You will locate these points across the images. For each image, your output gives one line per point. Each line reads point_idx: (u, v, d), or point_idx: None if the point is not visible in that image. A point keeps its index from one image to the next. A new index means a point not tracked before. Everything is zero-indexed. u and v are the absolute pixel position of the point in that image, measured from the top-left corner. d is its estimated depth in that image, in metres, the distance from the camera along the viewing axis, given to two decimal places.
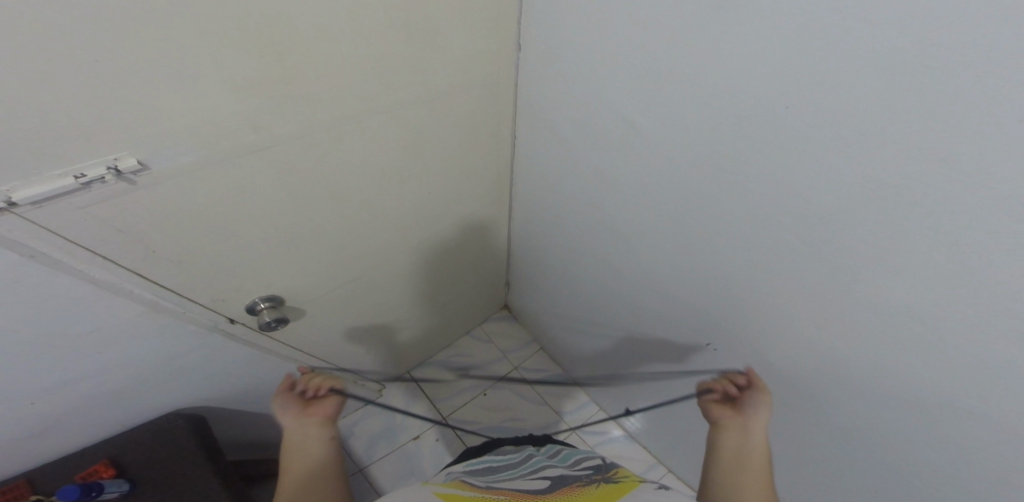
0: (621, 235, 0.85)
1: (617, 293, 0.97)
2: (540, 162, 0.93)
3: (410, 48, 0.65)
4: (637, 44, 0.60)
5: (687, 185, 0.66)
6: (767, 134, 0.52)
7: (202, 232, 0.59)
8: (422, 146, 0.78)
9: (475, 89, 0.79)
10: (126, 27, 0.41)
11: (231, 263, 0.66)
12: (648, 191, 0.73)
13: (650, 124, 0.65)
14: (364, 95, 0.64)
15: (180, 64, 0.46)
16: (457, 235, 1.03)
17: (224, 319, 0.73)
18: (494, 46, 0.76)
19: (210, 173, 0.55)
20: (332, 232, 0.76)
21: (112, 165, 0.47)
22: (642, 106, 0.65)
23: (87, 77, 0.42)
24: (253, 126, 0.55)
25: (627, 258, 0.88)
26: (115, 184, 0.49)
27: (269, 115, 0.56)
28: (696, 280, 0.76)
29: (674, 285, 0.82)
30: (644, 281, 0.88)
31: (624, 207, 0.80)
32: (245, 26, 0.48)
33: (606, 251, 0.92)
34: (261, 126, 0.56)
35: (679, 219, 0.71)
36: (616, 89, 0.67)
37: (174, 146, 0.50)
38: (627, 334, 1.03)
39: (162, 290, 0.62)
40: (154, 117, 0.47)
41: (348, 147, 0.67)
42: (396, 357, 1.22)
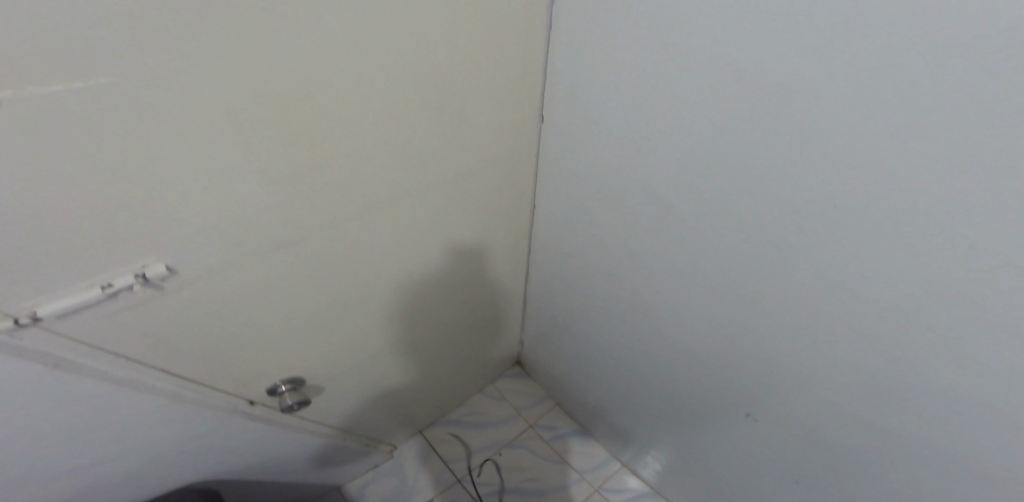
0: (649, 307, 0.82)
1: (643, 359, 0.93)
2: (560, 229, 0.91)
3: (433, 131, 0.64)
4: (668, 130, 0.58)
5: (724, 269, 0.63)
6: (823, 228, 0.49)
7: (224, 324, 0.58)
8: (443, 218, 0.77)
9: (497, 162, 0.78)
10: (163, 138, 0.40)
11: (254, 350, 0.64)
12: (679, 267, 0.70)
13: (681, 207, 0.63)
14: (392, 179, 0.63)
15: (212, 173, 0.45)
16: (474, 297, 1.01)
17: (243, 401, 0.70)
18: (518, 119, 0.76)
19: (236, 271, 0.54)
20: (352, 310, 0.74)
21: (140, 274, 0.46)
22: (670, 188, 0.63)
23: (122, 191, 0.41)
24: (281, 221, 0.54)
25: (656, 328, 0.84)
26: (142, 291, 0.48)
27: (295, 209, 0.55)
28: (734, 355, 0.72)
29: (707, 359, 0.77)
30: (674, 352, 0.84)
31: (651, 281, 0.78)
32: (276, 130, 0.47)
33: (631, 319, 0.89)
34: (288, 220, 0.55)
35: (715, 298, 0.68)
36: (645, 167, 0.65)
37: (203, 248, 0.49)
38: (654, 400, 0.98)
39: (183, 380, 0.60)
40: (185, 223, 0.47)
41: (372, 228, 0.66)
42: (411, 419, 1.17)
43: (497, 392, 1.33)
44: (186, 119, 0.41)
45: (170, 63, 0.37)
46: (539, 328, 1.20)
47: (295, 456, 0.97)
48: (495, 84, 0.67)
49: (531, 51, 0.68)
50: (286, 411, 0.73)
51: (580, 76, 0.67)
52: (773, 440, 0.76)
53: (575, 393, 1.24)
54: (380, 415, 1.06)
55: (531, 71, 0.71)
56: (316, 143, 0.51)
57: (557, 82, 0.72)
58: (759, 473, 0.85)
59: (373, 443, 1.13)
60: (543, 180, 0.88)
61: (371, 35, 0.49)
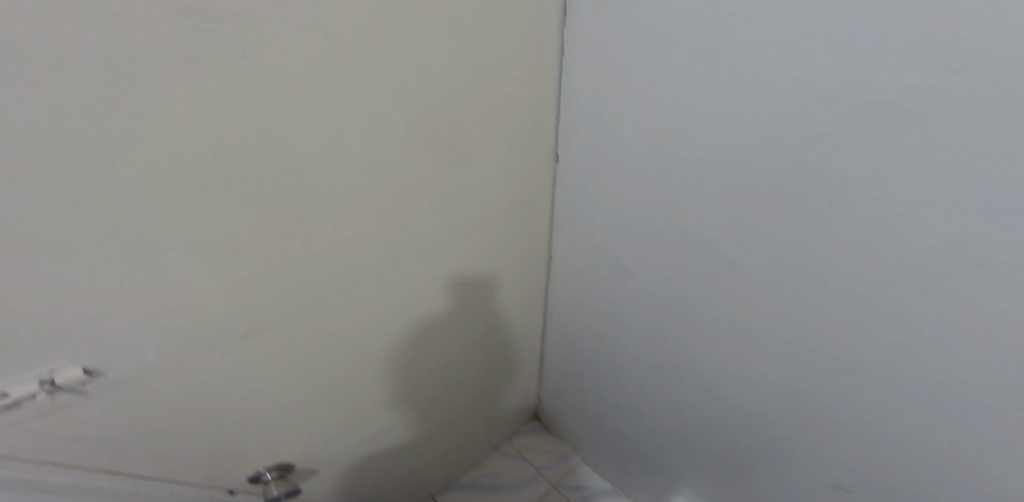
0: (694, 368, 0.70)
1: (687, 424, 0.80)
2: (579, 279, 0.80)
3: (432, 182, 0.55)
4: (727, 162, 0.49)
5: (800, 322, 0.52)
6: (957, 264, 0.38)
7: (179, 421, 0.49)
8: (449, 276, 0.67)
9: (508, 210, 0.69)
10: (94, 207, 0.33)
11: (230, 438, 0.55)
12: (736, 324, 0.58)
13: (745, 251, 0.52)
14: (387, 240, 0.54)
15: (144, 253, 0.37)
16: (488, 355, 0.90)
17: (221, 491, 0.60)
18: (531, 161, 0.67)
19: (190, 363, 0.45)
20: (346, 385, 0.64)
21: (47, 381, 0.37)
22: (730, 230, 0.52)
23: (47, 273, 0.33)
24: (244, 302, 0.45)
25: (704, 391, 0.71)
26: (54, 399, 0.39)
27: (263, 286, 0.46)
28: (819, 422, 0.59)
29: (774, 425, 0.64)
30: (727, 419, 0.71)
31: (697, 338, 0.66)
32: (230, 198, 0.39)
33: (668, 382, 0.76)
34: (253, 299, 0.46)
35: (794, 360, 0.56)
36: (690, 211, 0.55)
37: (142, 340, 0.41)
38: (703, 469, 0.84)
39: (140, 480, 0.51)
40: (118, 310, 0.38)
41: (361, 298, 0.57)
42: (421, 484, 1.05)
43: (514, 450, 1.21)
44: (102, 192, 0.33)
45: (80, 122, 0.30)
46: (559, 381, 1.08)
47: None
48: (501, 125, 0.59)
49: (539, 84, 0.60)
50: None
51: (600, 108, 0.58)
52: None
53: (603, 453, 1.10)
54: (386, 482, 0.95)
55: (541, 105, 0.63)
56: (284, 209, 0.43)
57: (576, 113, 0.63)
58: None
59: None
60: (558, 226, 0.78)
61: (352, 73, 0.41)
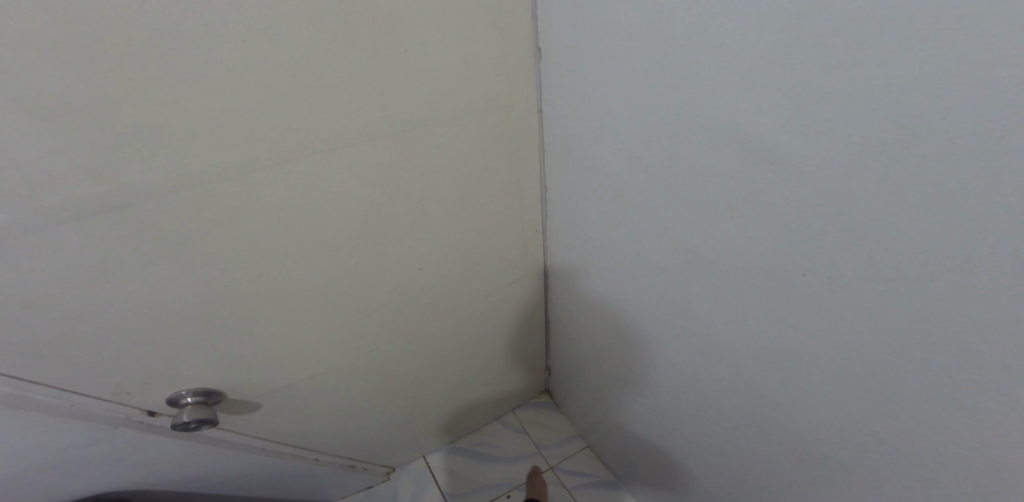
0: (710, 329, 0.53)
1: (709, 407, 0.62)
2: (578, 219, 0.64)
3: (347, 58, 0.41)
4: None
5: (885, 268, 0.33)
6: None
7: (49, 320, 0.41)
8: (399, 198, 0.53)
9: (480, 118, 0.53)
10: None
11: (124, 354, 0.48)
12: (773, 263, 0.41)
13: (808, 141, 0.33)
14: (286, 127, 0.41)
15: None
16: (475, 307, 0.77)
17: (140, 411, 0.54)
18: (508, 48, 0.50)
19: (35, 244, 0.36)
20: (272, 314, 0.54)
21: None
22: (772, 109, 0.34)
23: None
24: (88, 175, 0.35)
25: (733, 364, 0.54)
26: None
27: (112, 160, 0.35)
28: (886, 424, 0.40)
29: (821, 417, 0.46)
30: (758, 404, 0.53)
31: (717, 290, 0.49)
32: (5, 3, 0.28)
33: (684, 348, 0.60)
34: (100, 175, 0.36)
35: (863, 331, 0.37)
36: (720, 94, 0.37)
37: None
38: (723, 468, 0.67)
39: (27, 382, 0.45)
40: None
41: (271, 209, 0.45)
42: (408, 441, 0.98)
43: (515, 422, 1.09)
44: None
45: None
46: (569, 352, 0.93)
47: (256, 476, 0.80)
48: None
49: None
50: (186, 430, 0.55)
51: None
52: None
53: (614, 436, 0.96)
54: (364, 433, 0.88)
55: None
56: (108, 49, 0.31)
57: None
58: None
59: (358, 463, 0.94)
60: (550, 155, 0.61)
61: None
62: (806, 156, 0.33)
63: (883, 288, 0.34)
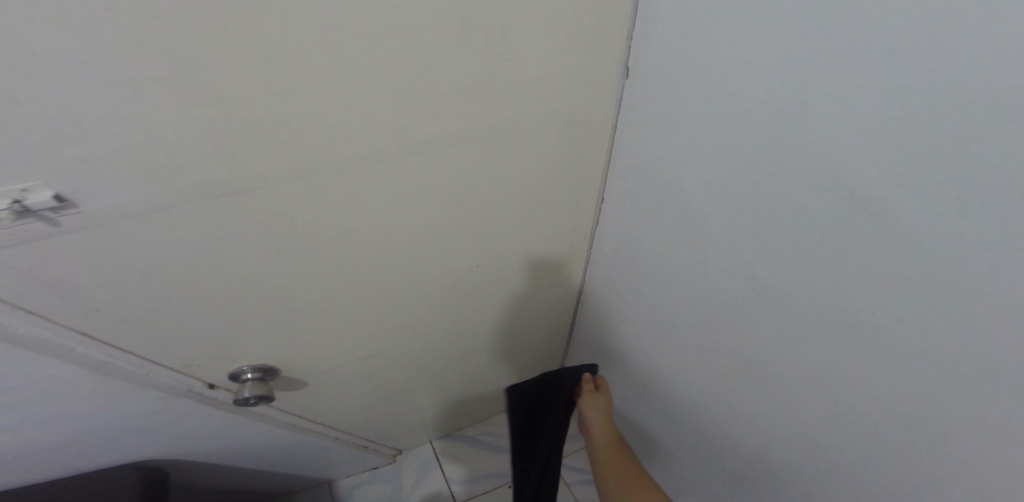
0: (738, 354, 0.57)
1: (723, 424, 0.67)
2: (625, 234, 0.67)
3: (457, 69, 0.43)
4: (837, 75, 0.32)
5: (907, 337, 0.36)
6: None
7: (154, 288, 0.45)
8: (471, 199, 0.56)
9: (557, 131, 0.55)
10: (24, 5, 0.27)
11: (200, 326, 0.50)
12: (798, 308, 0.44)
13: (885, 223, 0.34)
14: (390, 126, 0.43)
15: (86, 54, 0.30)
16: (511, 304, 0.80)
17: (202, 383, 0.56)
18: (596, 71, 0.52)
19: (165, 217, 0.41)
20: (338, 297, 0.57)
21: (21, 202, 0.35)
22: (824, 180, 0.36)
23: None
24: (222, 160, 0.39)
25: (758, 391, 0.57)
26: (26, 225, 0.36)
27: (243, 147, 0.39)
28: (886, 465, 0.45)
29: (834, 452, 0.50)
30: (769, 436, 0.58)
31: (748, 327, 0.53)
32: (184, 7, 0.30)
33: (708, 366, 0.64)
34: (231, 160, 0.40)
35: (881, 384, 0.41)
36: None
37: (107, 176, 0.37)
38: (731, 482, 0.71)
39: (117, 350, 0.48)
40: (74, 135, 0.34)
41: (360, 202, 0.48)
42: (423, 425, 1.00)
43: None
44: None
45: None
46: (588, 355, 0.97)
47: (281, 452, 0.82)
48: (556, 11, 0.43)
49: None
50: (244, 404, 0.58)
51: None
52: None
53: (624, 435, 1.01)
54: (386, 416, 0.90)
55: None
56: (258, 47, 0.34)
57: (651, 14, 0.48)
58: None
59: (373, 445, 0.96)
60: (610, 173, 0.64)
61: None
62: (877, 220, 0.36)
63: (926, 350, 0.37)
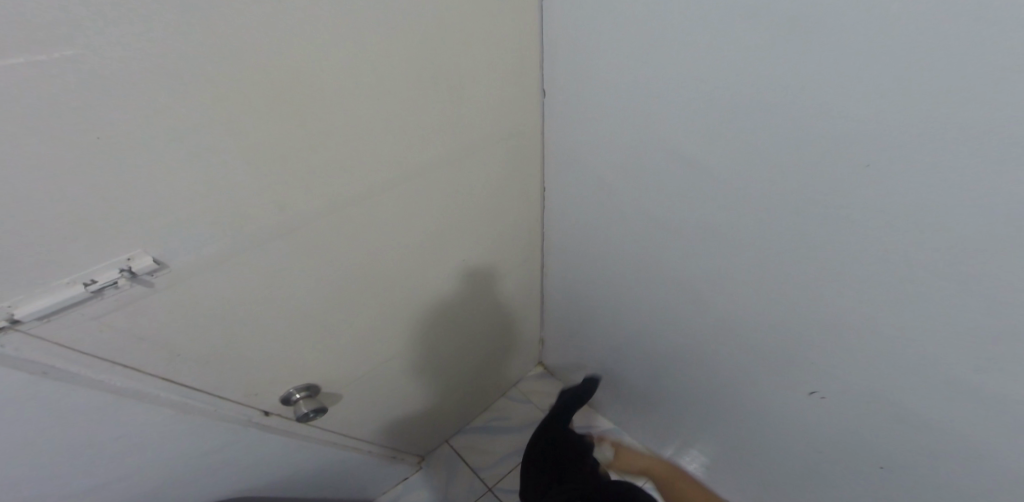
0: (664, 277, 0.80)
1: (667, 336, 0.91)
2: (570, 207, 0.91)
3: (440, 111, 0.61)
4: (673, 72, 0.57)
5: (751, 223, 0.60)
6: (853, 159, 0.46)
7: (220, 327, 0.54)
8: (455, 205, 0.73)
9: (506, 141, 0.77)
10: (147, 114, 0.38)
11: (257, 355, 0.60)
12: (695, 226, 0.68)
13: (715, 160, 0.59)
14: (395, 158, 0.59)
15: (181, 140, 0.41)
16: (494, 291, 0.97)
17: (257, 412, 0.67)
18: (522, 93, 0.74)
19: (230, 264, 0.51)
20: (365, 306, 0.70)
21: (128, 268, 0.44)
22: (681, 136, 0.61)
23: (115, 170, 0.39)
24: (273, 205, 0.50)
25: (684, 299, 0.80)
26: (129, 287, 0.45)
27: (291, 192, 0.51)
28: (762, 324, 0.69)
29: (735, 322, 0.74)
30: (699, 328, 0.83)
31: (664, 252, 0.77)
32: (256, 96, 0.44)
33: (647, 292, 0.87)
34: (281, 203, 0.51)
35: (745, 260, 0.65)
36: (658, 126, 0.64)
37: (188, 237, 0.46)
38: (691, 378, 0.94)
39: (189, 389, 0.57)
40: (165, 206, 0.43)
41: (378, 223, 0.62)
42: (436, 426, 1.13)
43: (520, 395, 1.32)
44: (157, 97, 0.38)
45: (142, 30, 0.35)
46: (561, 319, 1.19)
47: (325, 473, 0.92)
48: (494, 59, 0.66)
49: (527, 26, 0.68)
50: (303, 419, 0.70)
51: (576, 37, 0.67)
52: (818, 412, 0.72)
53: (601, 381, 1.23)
54: (407, 423, 1.02)
55: (530, 46, 0.71)
56: (303, 115, 0.48)
57: (555, 50, 0.72)
58: (790, 435, 0.83)
59: (400, 455, 1.09)
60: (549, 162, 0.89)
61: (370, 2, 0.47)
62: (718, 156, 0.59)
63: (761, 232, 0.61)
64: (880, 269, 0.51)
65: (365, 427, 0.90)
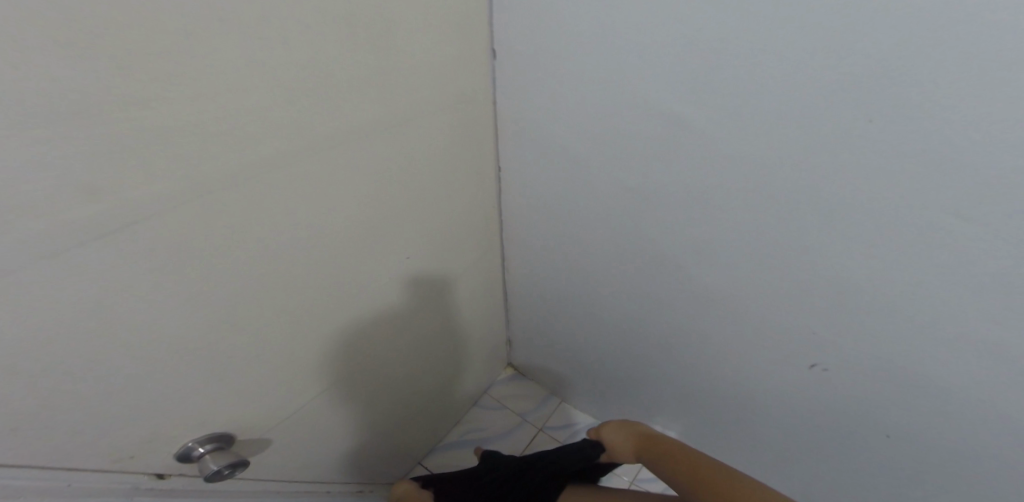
0: (648, 251, 0.71)
1: (651, 321, 0.82)
2: (530, 189, 0.79)
3: (357, 63, 0.47)
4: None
5: (753, 167, 0.52)
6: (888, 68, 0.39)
7: (32, 383, 0.36)
8: (389, 189, 0.60)
9: (450, 109, 0.63)
10: None
11: (128, 410, 0.44)
12: (687, 181, 0.59)
13: (709, 99, 0.50)
14: (298, 128, 0.44)
15: None
16: (449, 290, 0.84)
17: (147, 476, 0.51)
18: (466, 49, 0.61)
19: (18, 288, 0.32)
20: (288, 321, 0.55)
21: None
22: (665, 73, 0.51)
23: None
24: (75, 189, 0.32)
25: (668, 274, 0.72)
26: None
27: (111, 172, 0.33)
28: (764, 284, 0.63)
29: (730, 291, 0.67)
30: (688, 305, 0.74)
31: (647, 224, 0.67)
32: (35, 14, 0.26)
33: (627, 275, 0.77)
34: (89, 188, 0.33)
35: (743, 215, 0.57)
36: (635, 69, 0.53)
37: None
38: (676, 364, 0.85)
39: (20, 469, 0.40)
40: None
41: (283, 217, 0.48)
42: (400, 450, 0.99)
43: (493, 402, 1.23)
44: None
45: None
46: (528, 317, 1.07)
47: None
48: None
49: None
50: (214, 479, 0.54)
51: None
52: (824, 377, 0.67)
53: (578, 378, 1.13)
54: (365, 454, 0.88)
55: None
56: (113, 41, 0.30)
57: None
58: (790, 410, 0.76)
59: (368, 488, 0.96)
60: (503, 138, 0.75)
61: None
62: (712, 94, 0.50)
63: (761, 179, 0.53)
64: (900, 198, 0.45)
65: (310, 467, 0.75)
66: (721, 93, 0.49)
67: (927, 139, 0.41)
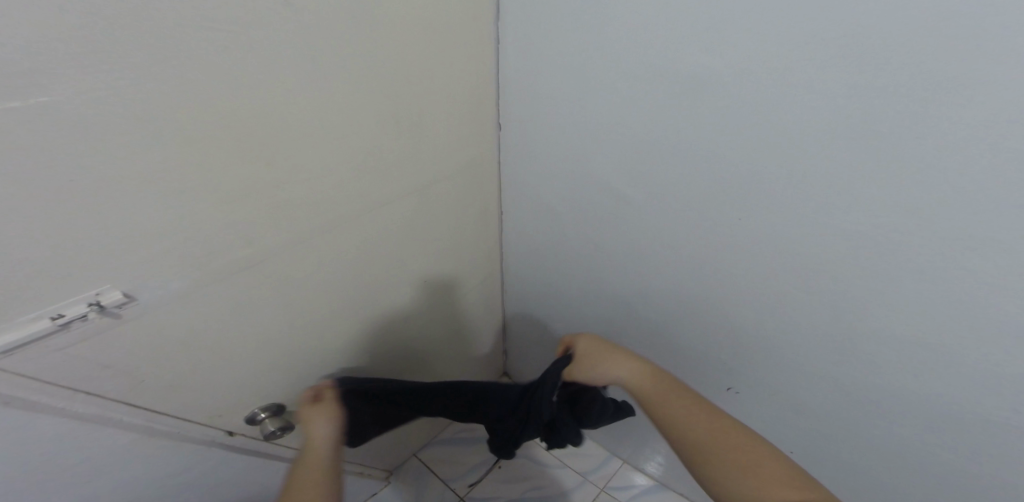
0: (615, 290, 0.89)
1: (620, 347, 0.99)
2: (526, 231, 0.97)
3: (401, 145, 0.66)
4: (614, 114, 0.66)
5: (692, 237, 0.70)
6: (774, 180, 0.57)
7: (174, 356, 0.56)
8: (417, 230, 0.79)
9: (464, 171, 0.82)
10: (112, 157, 0.40)
11: (225, 379, 0.64)
12: (644, 242, 0.77)
13: (655, 185, 0.69)
14: (359, 191, 0.64)
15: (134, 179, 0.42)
16: (455, 307, 1.02)
17: (222, 432, 0.69)
18: (478, 127, 0.80)
19: (183, 293, 0.52)
20: (332, 325, 0.74)
21: (96, 302, 0.45)
22: (622, 163, 0.70)
23: (74, 211, 0.40)
24: (222, 236, 0.52)
25: (632, 309, 0.89)
26: (98, 320, 0.47)
27: (241, 225, 0.53)
28: (702, 323, 0.80)
29: (680, 328, 0.84)
30: (647, 336, 0.91)
31: (617, 269, 0.85)
32: (224, 140, 0.47)
33: (601, 306, 0.95)
34: (230, 235, 0.52)
35: (681, 270, 0.75)
36: (603, 158, 0.72)
37: (149, 272, 0.48)
38: None
39: (155, 414, 0.59)
40: (131, 246, 0.45)
41: (342, 252, 0.67)
42: (400, 441, 1.17)
43: None
44: (122, 143, 0.40)
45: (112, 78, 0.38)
46: (522, 337, 1.24)
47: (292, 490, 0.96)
48: (452, 98, 0.71)
49: (483, 68, 0.74)
50: (268, 436, 0.74)
51: (531, 77, 0.73)
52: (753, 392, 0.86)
53: None
54: (373, 438, 1.06)
55: (487, 85, 0.77)
56: (258, 149, 0.50)
57: (510, 90, 0.78)
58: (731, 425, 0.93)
59: (366, 470, 1.13)
60: (507, 190, 0.94)
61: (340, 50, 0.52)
62: (656, 184, 0.68)
63: (692, 246, 0.71)
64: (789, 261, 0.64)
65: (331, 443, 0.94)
66: (664, 182, 0.67)
67: (797, 227, 0.59)
